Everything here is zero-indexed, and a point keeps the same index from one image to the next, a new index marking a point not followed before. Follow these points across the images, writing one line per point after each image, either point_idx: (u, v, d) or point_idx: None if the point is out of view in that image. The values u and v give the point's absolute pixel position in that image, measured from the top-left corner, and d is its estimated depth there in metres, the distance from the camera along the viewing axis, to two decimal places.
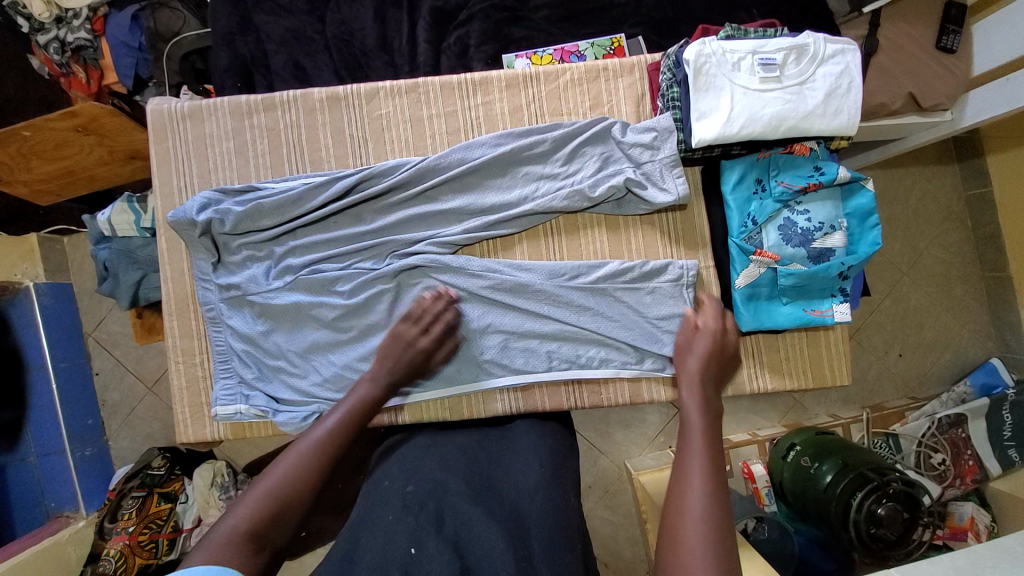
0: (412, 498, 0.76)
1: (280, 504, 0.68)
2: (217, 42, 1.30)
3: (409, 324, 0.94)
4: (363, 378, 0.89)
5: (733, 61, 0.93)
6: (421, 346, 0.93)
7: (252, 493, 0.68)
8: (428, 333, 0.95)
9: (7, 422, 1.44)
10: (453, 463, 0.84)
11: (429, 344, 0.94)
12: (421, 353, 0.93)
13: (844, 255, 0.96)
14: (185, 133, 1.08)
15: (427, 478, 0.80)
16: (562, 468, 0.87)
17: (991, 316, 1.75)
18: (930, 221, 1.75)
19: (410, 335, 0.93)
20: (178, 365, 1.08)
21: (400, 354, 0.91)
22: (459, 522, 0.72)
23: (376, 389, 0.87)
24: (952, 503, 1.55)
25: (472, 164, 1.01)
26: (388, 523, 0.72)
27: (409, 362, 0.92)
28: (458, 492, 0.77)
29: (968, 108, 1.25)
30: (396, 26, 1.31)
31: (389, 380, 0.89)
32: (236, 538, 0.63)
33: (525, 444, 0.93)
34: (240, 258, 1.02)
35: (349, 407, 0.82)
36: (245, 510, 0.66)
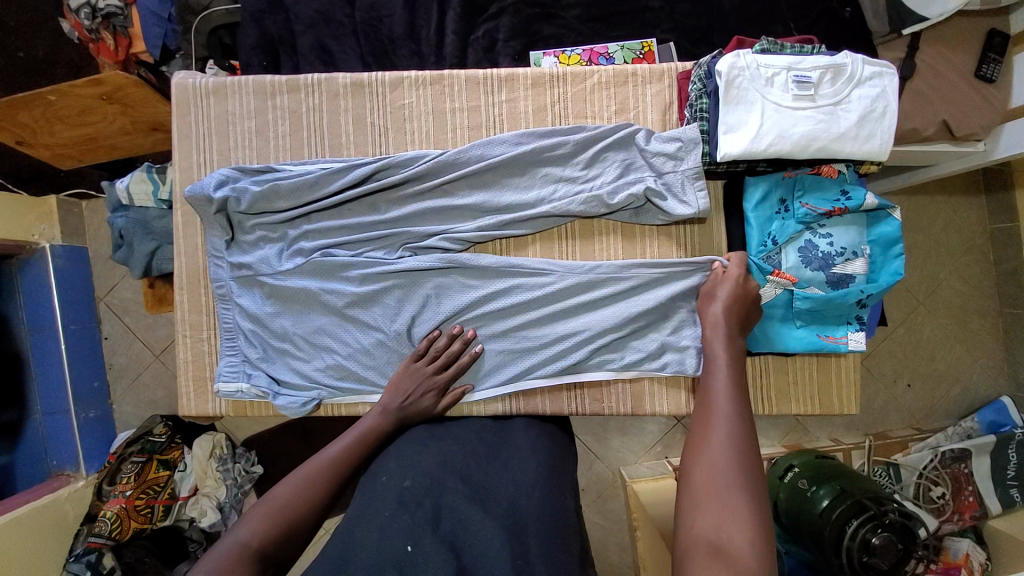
0: (409, 495, 0.75)
1: (284, 523, 0.74)
2: (246, 19, 1.29)
3: (422, 362, 0.98)
4: (376, 410, 0.94)
5: (767, 76, 0.91)
6: (434, 383, 0.97)
7: (261, 509, 0.75)
8: (441, 373, 0.98)
9: (9, 424, 1.45)
10: (451, 461, 0.83)
11: (442, 381, 0.98)
12: (433, 391, 0.97)
13: (864, 283, 0.93)
14: (208, 109, 1.08)
15: (425, 474, 0.80)
16: (559, 471, 0.87)
17: (1006, 353, 1.71)
18: (951, 252, 1.71)
19: (423, 372, 0.97)
20: (186, 338, 1.08)
21: (413, 391, 0.96)
22: (456, 521, 0.72)
23: (383, 421, 0.93)
24: (948, 539, 1.52)
25: (492, 161, 1.00)
26: (383, 520, 0.71)
27: (420, 399, 0.96)
28: (454, 490, 0.76)
29: (1002, 139, 1.21)
30: (425, 15, 1.30)
31: (398, 414, 0.94)
32: (243, 553, 0.69)
33: (524, 442, 0.93)
34: (254, 238, 1.02)
35: (355, 437, 0.89)
36: (252, 527, 0.72)
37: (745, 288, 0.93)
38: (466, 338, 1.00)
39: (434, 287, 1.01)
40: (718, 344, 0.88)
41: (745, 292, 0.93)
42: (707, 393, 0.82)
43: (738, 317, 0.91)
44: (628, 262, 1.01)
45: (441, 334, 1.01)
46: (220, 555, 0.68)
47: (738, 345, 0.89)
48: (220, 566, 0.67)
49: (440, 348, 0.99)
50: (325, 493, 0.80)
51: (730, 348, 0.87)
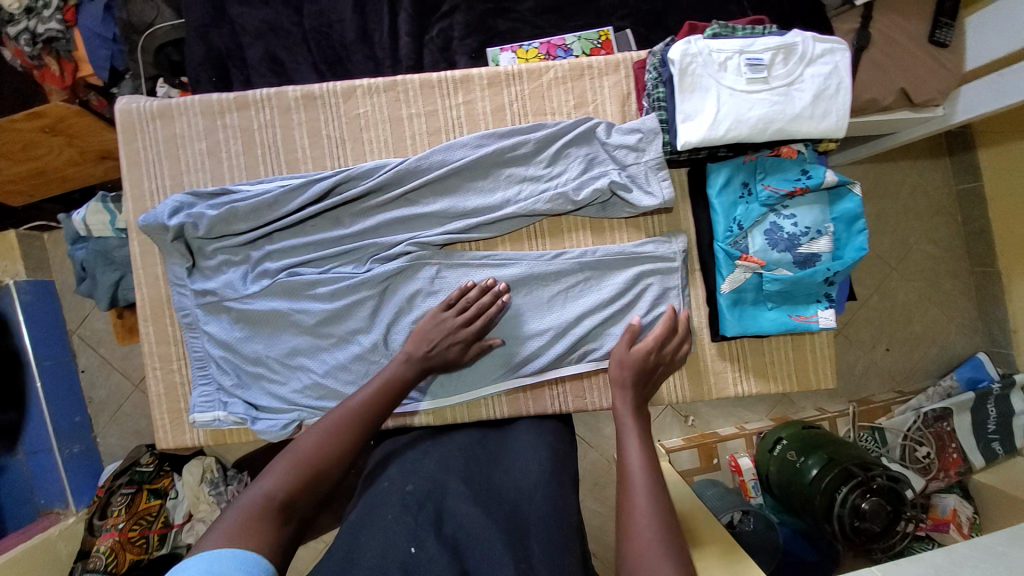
0: (412, 497, 0.75)
1: (306, 476, 0.74)
2: (191, 34, 1.25)
3: (451, 312, 0.94)
4: (398, 358, 0.91)
5: (720, 61, 0.90)
6: (462, 337, 0.93)
7: (282, 463, 0.74)
8: (468, 326, 0.94)
9: (8, 426, 1.44)
10: (452, 463, 0.84)
11: (471, 334, 0.94)
12: (460, 344, 0.93)
13: (830, 261, 0.94)
14: (156, 133, 1.04)
15: (427, 478, 0.80)
16: (560, 468, 0.87)
17: (979, 310, 1.75)
18: (920, 216, 1.74)
19: (449, 322, 0.93)
20: (156, 371, 1.05)
21: (438, 340, 0.92)
22: (459, 524, 0.72)
23: (406, 371, 0.90)
24: (935, 496, 1.57)
25: (454, 166, 0.98)
26: (387, 522, 0.71)
27: (446, 350, 0.93)
28: (457, 493, 0.77)
29: (960, 102, 1.24)
30: (376, 17, 1.27)
31: (423, 363, 0.91)
32: (266, 504, 0.68)
33: (525, 443, 0.93)
34: (216, 263, 0.98)
35: (375, 389, 0.86)
36: (276, 476, 0.72)
37: (671, 346, 0.96)
38: (495, 290, 0.96)
39: (407, 296, 0.99)
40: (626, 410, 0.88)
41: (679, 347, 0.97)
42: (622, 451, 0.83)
43: (642, 381, 0.91)
44: (596, 247, 1.02)
45: (473, 286, 0.96)
46: (244, 505, 0.67)
47: (641, 408, 0.90)
48: (242, 519, 0.66)
49: (470, 300, 0.94)
50: (347, 444, 0.79)
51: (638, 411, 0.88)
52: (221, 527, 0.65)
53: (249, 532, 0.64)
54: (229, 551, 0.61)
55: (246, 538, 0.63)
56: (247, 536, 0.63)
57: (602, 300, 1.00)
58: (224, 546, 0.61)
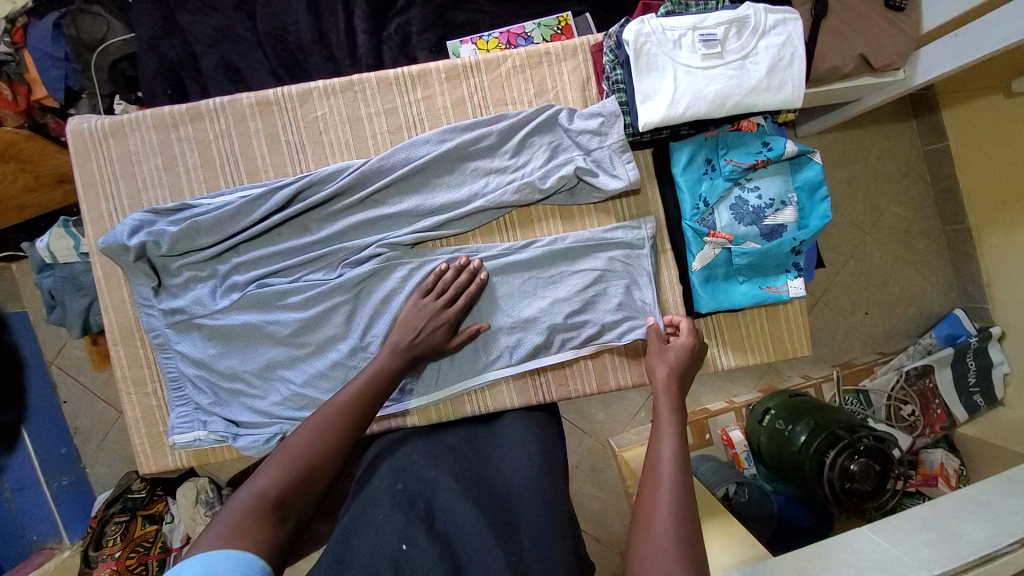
0: (401, 496, 0.75)
1: (300, 472, 0.72)
2: (142, 48, 1.22)
3: (430, 297, 0.94)
4: (384, 349, 0.90)
5: (674, 39, 0.91)
6: (444, 318, 0.93)
7: (275, 461, 0.72)
8: (451, 307, 0.94)
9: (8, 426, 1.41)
10: (441, 459, 0.84)
11: (455, 315, 0.94)
12: (444, 327, 0.93)
13: (796, 230, 0.95)
14: (109, 152, 1.02)
15: (417, 477, 0.80)
16: (550, 457, 0.87)
17: (953, 268, 1.79)
18: (889, 179, 1.76)
19: (432, 307, 0.93)
20: (131, 397, 1.03)
21: (423, 325, 0.92)
22: (449, 520, 0.72)
23: (392, 360, 0.88)
24: (923, 451, 1.61)
25: (418, 163, 0.97)
26: (378, 522, 0.71)
27: (431, 336, 0.92)
28: (448, 489, 0.76)
29: (919, 65, 1.25)
30: (331, 17, 1.25)
31: (408, 353, 0.90)
32: (260, 504, 0.67)
33: (513, 437, 0.93)
34: (183, 280, 0.97)
35: (365, 379, 0.85)
36: (269, 474, 0.70)
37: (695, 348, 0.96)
38: (472, 269, 0.97)
39: (380, 298, 0.98)
40: (665, 408, 0.83)
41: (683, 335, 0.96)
42: (654, 450, 0.78)
43: (683, 381, 0.90)
44: (566, 234, 1.02)
45: (448, 269, 0.97)
46: (238, 503, 0.66)
47: (680, 405, 0.86)
48: (236, 517, 0.65)
49: (447, 283, 0.95)
50: (341, 437, 0.77)
51: (674, 406, 0.84)
52: (215, 530, 0.63)
53: (245, 529, 0.63)
54: (223, 554, 0.59)
55: (241, 537, 0.62)
56: (242, 538, 0.62)
57: (575, 287, 1.00)
58: (218, 550, 0.60)
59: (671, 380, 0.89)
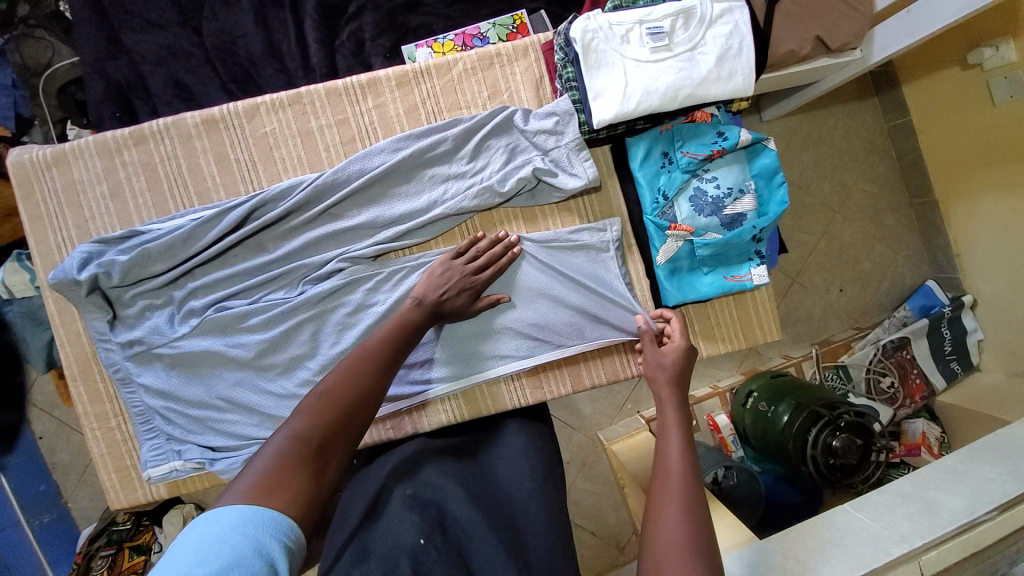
0: (414, 502, 0.72)
1: (335, 417, 0.68)
2: (87, 71, 1.18)
3: (461, 259, 0.92)
4: (409, 302, 0.86)
5: (621, 34, 0.90)
6: (470, 282, 0.92)
7: (307, 408, 0.68)
8: (479, 274, 0.93)
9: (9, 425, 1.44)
10: (450, 467, 0.80)
11: (479, 282, 0.92)
12: (469, 291, 0.92)
13: (755, 219, 0.95)
14: (54, 182, 0.99)
15: (426, 483, 0.76)
16: (551, 470, 0.86)
17: (923, 240, 1.81)
18: (855, 157, 1.79)
19: (460, 269, 0.91)
20: (95, 433, 1.00)
21: (448, 286, 0.89)
22: (461, 529, 0.69)
23: (418, 313, 0.85)
24: (905, 422, 1.63)
25: (373, 174, 0.95)
26: (395, 526, 0.68)
27: (456, 295, 0.90)
28: (458, 497, 0.73)
29: (875, 43, 1.26)
30: (281, 27, 1.22)
31: (434, 309, 0.87)
32: (300, 450, 0.63)
33: (514, 448, 0.89)
34: (137, 310, 0.94)
35: (391, 331, 0.81)
36: (302, 419, 0.67)
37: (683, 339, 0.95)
38: (507, 241, 0.96)
39: (346, 312, 0.96)
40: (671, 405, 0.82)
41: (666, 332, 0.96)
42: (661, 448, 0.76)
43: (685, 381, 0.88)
44: (530, 235, 1.01)
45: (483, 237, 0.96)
46: (273, 450, 0.63)
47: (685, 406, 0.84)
48: (272, 466, 0.61)
49: (481, 250, 0.94)
50: (373, 381, 0.74)
51: (679, 404, 0.82)
52: (251, 477, 0.60)
53: (283, 480, 0.60)
54: (262, 510, 0.56)
55: (281, 488, 0.59)
56: (286, 486, 0.59)
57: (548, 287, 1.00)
58: (256, 502, 0.57)
59: (675, 380, 0.87)
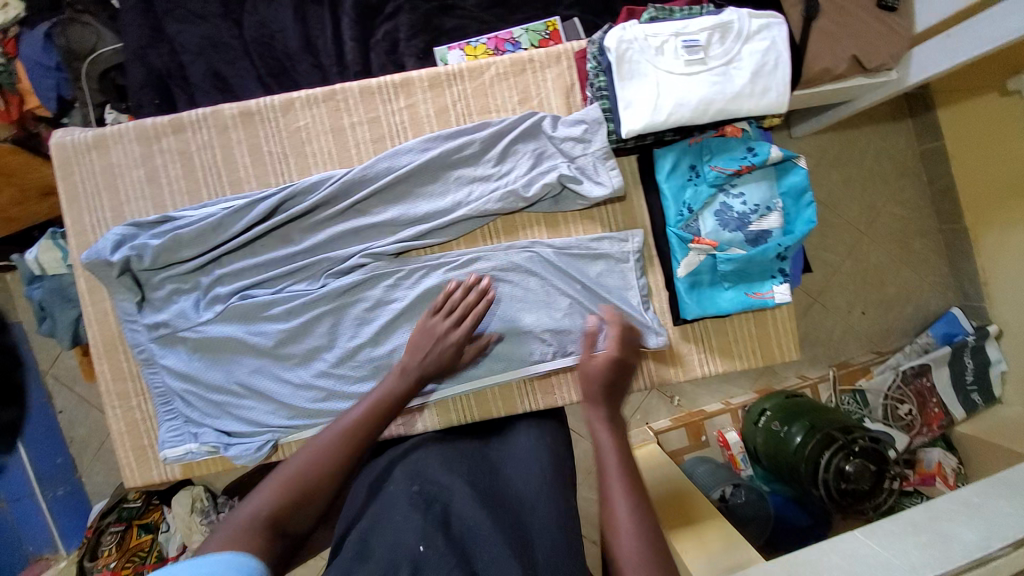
0: (418, 500, 0.73)
1: (298, 493, 0.67)
2: (130, 57, 1.22)
3: (439, 316, 0.91)
4: (394, 372, 0.84)
5: (656, 45, 0.90)
6: (451, 339, 0.89)
7: (276, 478, 0.68)
8: (461, 326, 0.91)
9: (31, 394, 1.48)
10: (456, 465, 0.81)
11: (461, 336, 0.90)
12: (453, 346, 0.89)
13: (782, 236, 0.94)
14: (92, 164, 1.02)
15: (433, 480, 0.78)
16: (560, 465, 0.85)
17: (950, 267, 1.77)
18: (885, 178, 1.75)
19: (439, 327, 0.90)
20: (115, 410, 1.03)
21: (429, 348, 0.87)
22: (465, 526, 0.70)
23: (402, 384, 0.83)
24: (921, 450, 1.60)
25: (401, 172, 0.96)
26: (397, 522, 0.70)
27: (440, 355, 0.88)
28: (464, 496, 0.74)
29: (912, 65, 1.23)
30: (318, 24, 1.24)
31: (418, 374, 0.85)
32: (252, 525, 0.62)
33: (523, 446, 0.89)
34: (165, 293, 0.97)
35: (372, 405, 0.78)
36: (267, 495, 0.66)
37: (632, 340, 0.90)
38: (482, 287, 0.93)
39: (365, 307, 0.98)
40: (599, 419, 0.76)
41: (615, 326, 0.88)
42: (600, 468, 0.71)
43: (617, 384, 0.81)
44: (551, 240, 1.02)
45: (458, 287, 0.93)
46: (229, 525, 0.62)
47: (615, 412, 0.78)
48: (225, 537, 0.61)
49: (456, 302, 0.92)
50: (343, 461, 0.71)
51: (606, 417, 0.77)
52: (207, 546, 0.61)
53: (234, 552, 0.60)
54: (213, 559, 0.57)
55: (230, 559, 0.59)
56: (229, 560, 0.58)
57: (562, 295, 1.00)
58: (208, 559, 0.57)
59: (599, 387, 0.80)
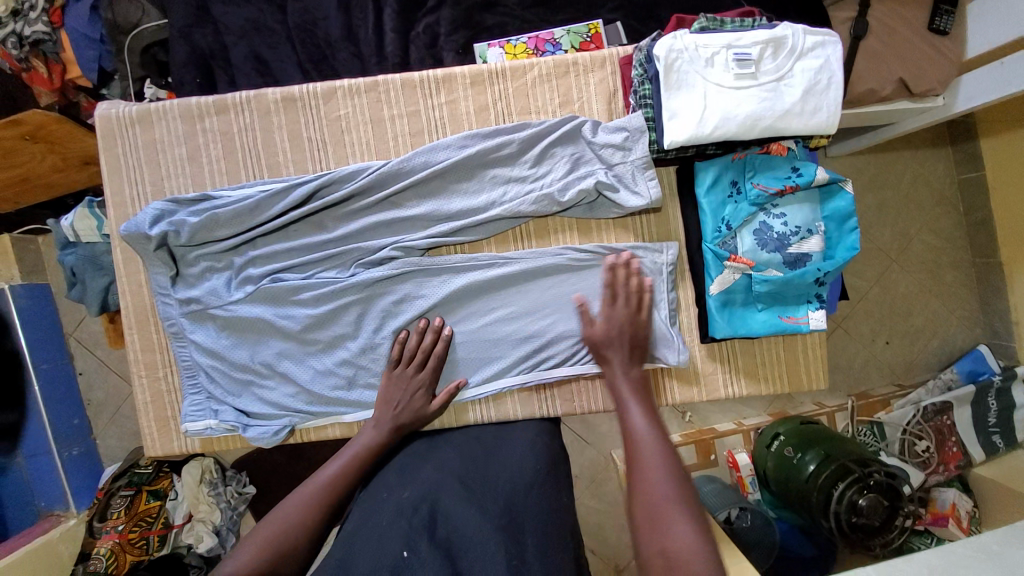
0: (407, 502, 0.75)
1: (275, 552, 0.72)
2: (175, 35, 1.23)
3: (402, 365, 0.95)
4: (368, 427, 0.91)
5: (706, 56, 0.88)
6: (420, 381, 0.94)
7: (252, 540, 0.72)
8: (424, 369, 0.95)
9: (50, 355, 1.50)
10: (448, 466, 0.84)
11: (428, 378, 0.95)
12: (422, 390, 0.95)
13: (821, 261, 0.92)
14: (135, 138, 1.03)
15: (424, 481, 0.80)
16: (556, 464, 0.87)
17: (980, 303, 1.72)
18: (921, 207, 1.71)
19: (403, 375, 0.95)
20: (141, 380, 1.05)
21: (399, 396, 0.93)
22: (452, 527, 0.72)
23: (377, 436, 0.90)
24: (935, 489, 1.55)
25: (437, 168, 0.96)
26: (381, 527, 0.71)
27: (409, 403, 0.93)
28: (452, 493, 0.76)
29: (960, 92, 1.20)
30: (361, 13, 1.24)
31: (394, 424, 0.91)
32: None
33: (520, 443, 0.92)
34: (199, 270, 0.98)
35: (347, 458, 0.86)
36: (247, 554, 0.71)
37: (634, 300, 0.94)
38: (435, 328, 0.97)
39: (392, 301, 0.98)
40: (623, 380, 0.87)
41: (637, 286, 0.94)
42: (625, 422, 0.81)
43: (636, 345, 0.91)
44: (582, 245, 1.01)
45: (411, 333, 0.97)
46: None
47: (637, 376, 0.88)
48: None
49: (413, 349, 0.96)
50: (313, 519, 0.77)
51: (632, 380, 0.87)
52: None
53: None
54: None
55: None
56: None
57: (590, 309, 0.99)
58: None
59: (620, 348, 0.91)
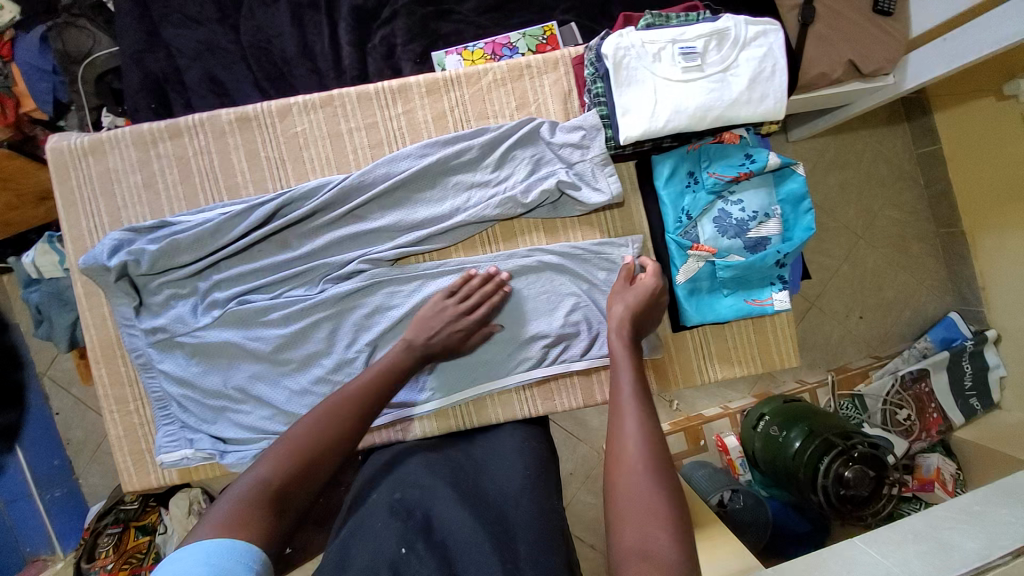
0: (399, 505, 0.75)
1: (303, 462, 0.70)
2: (126, 62, 1.21)
3: (453, 300, 0.93)
4: (398, 345, 0.89)
5: (653, 52, 0.90)
6: (461, 325, 0.92)
7: (284, 445, 0.71)
8: (470, 314, 0.93)
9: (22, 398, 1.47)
10: (439, 469, 0.83)
11: (472, 323, 0.93)
12: (461, 332, 0.92)
13: (780, 243, 0.94)
14: (88, 170, 1.01)
15: (415, 485, 0.79)
16: (546, 468, 0.87)
17: (948, 271, 1.77)
18: (882, 183, 1.75)
19: (451, 309, 0.92)
20: (113, 416, 1.02)
21: (439, 328, 0.91)
22: (446, 530, 0.71)
23: (406, 355, 0.87)
24: (919, 456, 1.59)
25: (398, 178, 0.96)
26: (375, 529, 0.71)
27: (448, 341, 0.91)
28: (445, 496, 0.76)
29: (909, 69, 1.23)
30: (315, 29, 1.24)
31: (422, 352, 0.89)
32: (263, 491, 0.66)
33: (510, 446, 0.92)
34: (162, 298, 0.96)
35: (374, 372, 0.83)
36: (274, 464, 0.69)
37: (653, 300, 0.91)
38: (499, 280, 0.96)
39: (364, 314, 0.97)
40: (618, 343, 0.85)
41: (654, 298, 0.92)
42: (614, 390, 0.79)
43: (639, 319, 0.89)
44: (548, 246, 1.01)
45: (476, 275, 0.96)
46: (237, 496, 0.65)
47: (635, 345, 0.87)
48: (234, 510, 0.63)
49: (472, 288, 0.94)
50: (342, 429, 0.75)
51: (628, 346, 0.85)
52: (215, 519, 0.62)
53: (244, 519, 0.62)
54: (225, 544, 0.58)
55: (242, 527, 0.61)
56: (241, 523, 0.61)
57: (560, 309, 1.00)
58: (220, 539, 0.59)
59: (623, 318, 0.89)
